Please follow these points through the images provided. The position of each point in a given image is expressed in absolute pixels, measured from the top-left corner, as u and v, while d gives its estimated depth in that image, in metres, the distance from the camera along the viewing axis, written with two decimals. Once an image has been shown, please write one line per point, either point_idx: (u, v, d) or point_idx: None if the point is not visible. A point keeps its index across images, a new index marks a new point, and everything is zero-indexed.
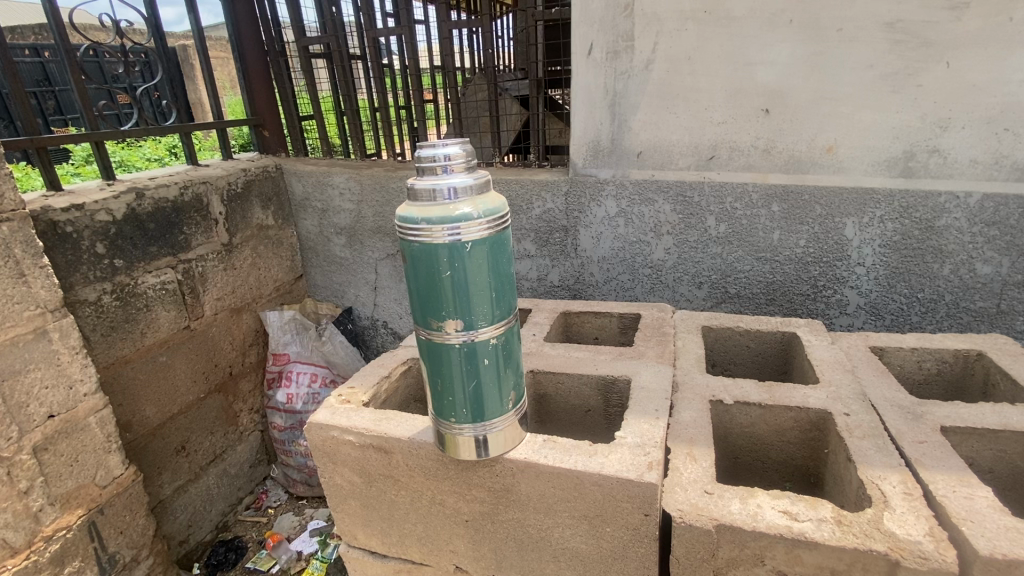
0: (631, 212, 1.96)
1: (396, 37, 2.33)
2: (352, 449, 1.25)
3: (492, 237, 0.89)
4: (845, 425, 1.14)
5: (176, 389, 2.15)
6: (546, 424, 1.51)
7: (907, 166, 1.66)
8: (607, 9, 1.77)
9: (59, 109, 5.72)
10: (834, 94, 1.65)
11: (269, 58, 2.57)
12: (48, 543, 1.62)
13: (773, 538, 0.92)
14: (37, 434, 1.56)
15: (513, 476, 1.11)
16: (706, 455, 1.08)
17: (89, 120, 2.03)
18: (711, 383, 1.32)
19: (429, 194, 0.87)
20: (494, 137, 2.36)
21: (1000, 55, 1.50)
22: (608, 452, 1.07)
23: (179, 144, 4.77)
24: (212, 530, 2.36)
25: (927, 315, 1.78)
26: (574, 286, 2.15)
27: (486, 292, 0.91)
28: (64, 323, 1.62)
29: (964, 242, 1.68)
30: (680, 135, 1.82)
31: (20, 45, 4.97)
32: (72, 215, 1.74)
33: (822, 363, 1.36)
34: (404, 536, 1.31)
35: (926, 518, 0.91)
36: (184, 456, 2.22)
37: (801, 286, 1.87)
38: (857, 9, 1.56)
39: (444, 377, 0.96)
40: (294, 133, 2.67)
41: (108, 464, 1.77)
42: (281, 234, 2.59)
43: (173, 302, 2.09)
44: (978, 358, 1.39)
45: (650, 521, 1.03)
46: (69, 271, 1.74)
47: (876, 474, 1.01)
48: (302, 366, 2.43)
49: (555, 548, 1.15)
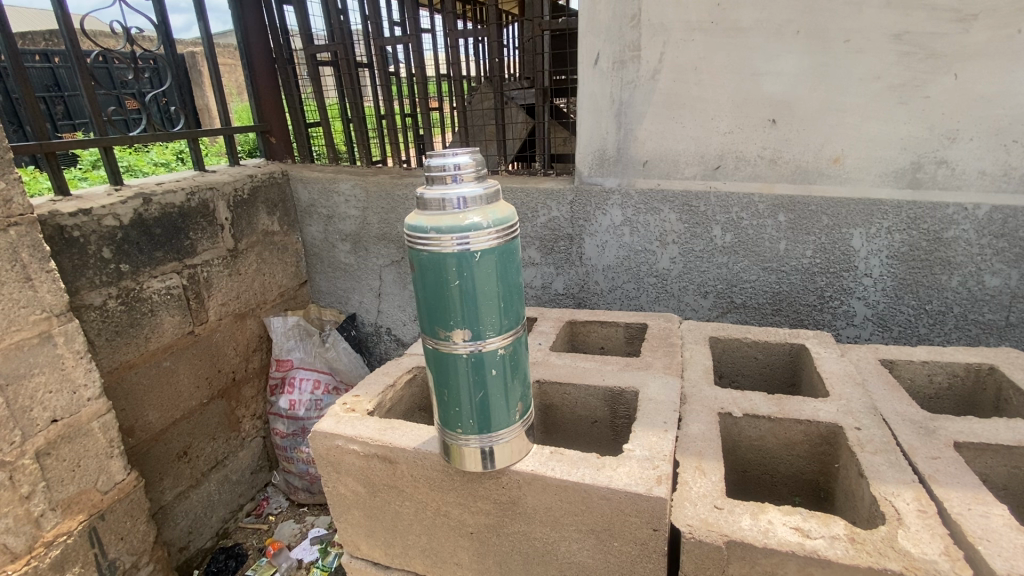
0: (636, 220, 1.96)
1: (402, 45, 2.34)
2: (356, 458, 1.24)
3: (501, 247, 0.88)
4: (856, 440, 1.13)
5: (179, 394, 2.15)
6: (552, 435, 1.50)
7: (914, 177, 1.65)
8: (614, 19, 1.77)
9: (69, 113, 5.81)
10: (840, 105, 1.65)
11: (276, 66, 2.59)
12: (48, 549, 1.61)
13: (785, 555, 0.90)
14: (40, 438, 1.55)
15: (519, 488, 1.10)
16: (716, 470, 1.07)
17: (98, 125, 2.03)
18: (720, 396, 1.30)
19: (438, 204, 0.87)
20: (499, 145, 2.32)
21: (1007, 67, 1.49)
22: (617, 465, 1.06)
23: (186, 149, 4.82)
24: (213, 537, 2.34)
25: (935, 328, 1.77)
26: (578, 294, 2.14)
27: (494, 301, 0.90)
28: (69, 328, 1.62)
29: (972, 254, 1.66)
30: (686, 144, 1.82)
31: (32, 52, 5.06)
32: (79, 220, 1.75)
33: (831, 376, 1.35)
34: (408, 548, 1.29)
35: (941, 537, 0.89)
36: (186, 462, 2.21)
37: (807, 297, 1.85)
38: (865, 21, 1.56)
39: (451, 387, 0.95)
40: (300, 141, 2.68)
41: (110, 470, 1.76)
42: (287, 240, 2.59)
43: (178, 307, 2.09)
44: (990, 371, 1.37)
45: (658, 536, 1.01)
46: (75, 276, 1.74)
47: (889, 491, 0.99)
48: (305, 372, 2.42)
49: (560, 562, 1.14)
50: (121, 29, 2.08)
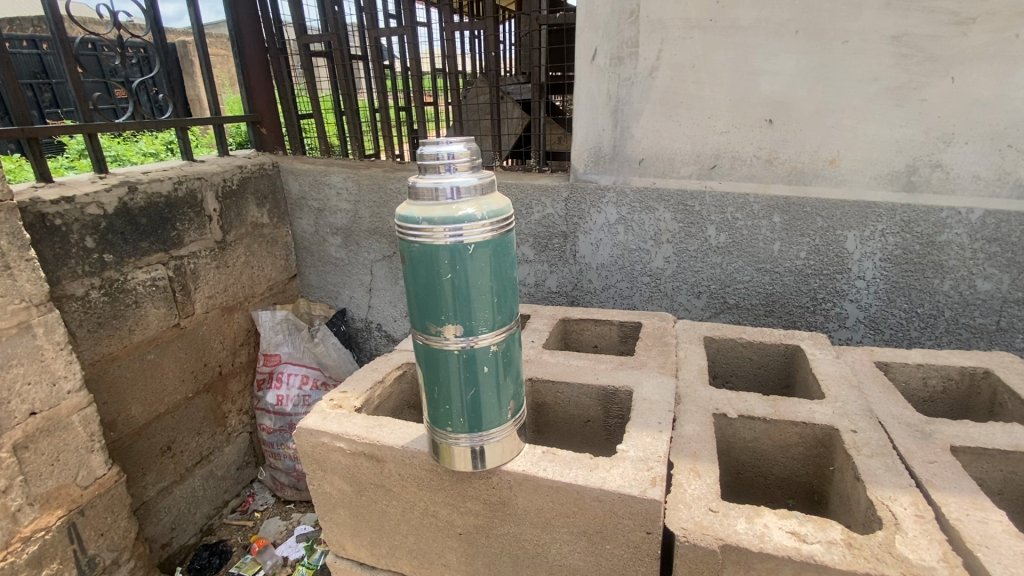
0: (630, 219, 1.94)
1: (398, 38, 2.31)
2: (343, 456, 1.21)
3: (496, 240, 0.86)
4: (852, 442, 1.12)
5: (163, 388, 2.10)
6: (545, 434, 1.48)
7: (909, 180, 1.64)
8: (613, 15, 1.75)
9: (55, 101, 5.69)
10: (836, 108, 1.64)
11: (268, 56, 2.53)
12: (26, 545, 1.56)
13: (781, 560, 0.88)
14: (18, 431, 1.50)
15: (510, 488, 1.07)
16: (710, 472, 1.05)
17: (84, 113, 1.97)
18: (714, 396, 1.29)
19: (431, 193, 0.84)
20: (495, 140, 2.31)
21: (1005, 71, 1.49)
22: (610, 466, 1.04)
23: (173, 139, 4.73)
24: (196, 533, 2.30)
25: (926, 331, 1.76)
26: (571, 293, 2.12)
27: (487, 297, 0.88)
28: (49, 318, 1.57)
29: (964, 258, 1.66)
30: (682, 143, 1.80)
31: (19, 37, 4.94)
32: (61, 208, 1.70)
33: (827, 378, 1.34)
34: (395, 548, 1.26)
35: (939, 543, 0.88)
36: (170, 457, 2.17)
37: (800, 299, 1.84)
38: (864, 22, 1.54)
39: (441, 385, 0.93)
40: (292, 133, 2.64)
41: (90, 464, 1.71)
42: (276, 232, 2.55)
43: (163, 299, 2.04)
44: (985, 375, 1.36)
45: (651, 539, 1.00)
46: (56, 266, 1.70)
47: (886, 495, 0.98)
48: (294, 367, 2.39)
49: (552, 564, 1.11)
50: (110, 15, 2.03)
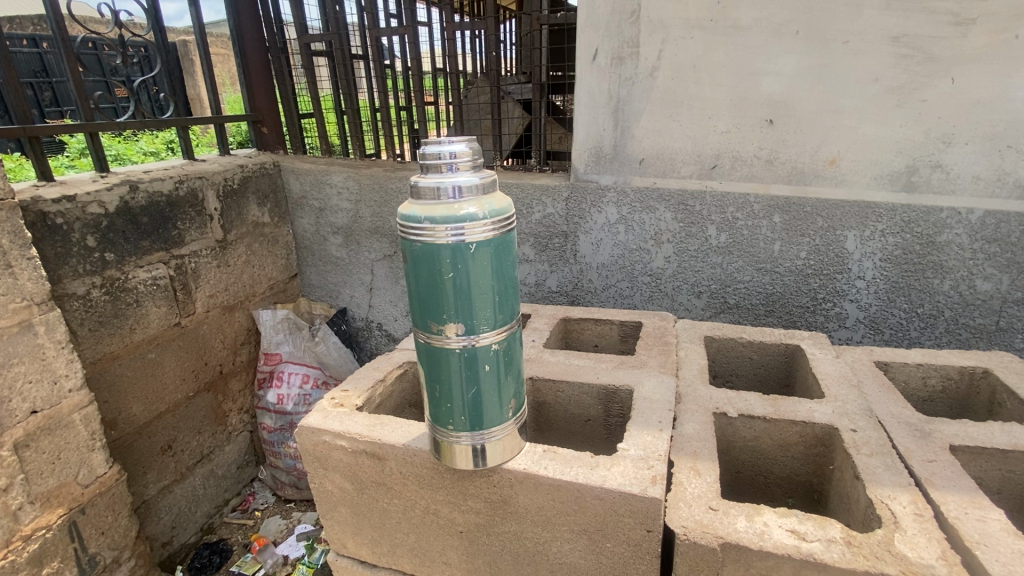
0: (631, 219, 1.94)
1: (398, 37, 2.31)
2: (344, 454, 1.21)
3: (497, 238, 0.86)
4: (852, 441, 1.12)
5: (164, 387, 2.10)
6: (545, 433, 1.48)
7: (909, 180, 1.64)
8: (613, 15, 1.75)
9: (55, 100, 5.71)
10: (837, 108, 1.64)
11: (269, 55, 2.53)
12: (26, 543, 1.56)
13: (781, 557, 0.89)
14: (19, 430, 1.51)
15: (511, 487, 1.08)
16: (710, 471, 1.05)
17: (85, 112, 1.98)
18: (714, 396, 1.29)
19: (433, 193, 0.84)
20: (496, 139, 2.30)
21: (1004, 72, 1.49)
22: (611, 465, 1.04)
23: (174, 139, 4.75)
24: (197, 532, 2.31)
25: (926, 331, 1.77)
26: (572, 292, 2.12)
27: (489, 296, 0.88)
28: (50, 317, 1.58)
29: (964, 258, 1.66)
30: (682, 143, 1.81)
31: (20, 36, 4.95)
32: (62, 207, 1.70)
33: (827, 378, 1.34)
34: (396, 546, 1.27)
35: (938, 542, 0.88)
36: (170, 456, 2.17)
37: (801, 299, 1.85)
38: (864, 23, 1.55)
39: (442, 383, 0.93)
40: (293, 132, 2.64)
41: (91, 463, 1.71)
42: (277, 232, 2.55)
43: (164, 298, 2.04)
44: (984, 375, 1.37)
45: (651, 538, 1.00)
46: (57, 265, 1.70)
47: (885, 494, 0.99)
48: (294, 366, 2.39)
49: (553, 562, 1.12)
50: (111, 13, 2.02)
